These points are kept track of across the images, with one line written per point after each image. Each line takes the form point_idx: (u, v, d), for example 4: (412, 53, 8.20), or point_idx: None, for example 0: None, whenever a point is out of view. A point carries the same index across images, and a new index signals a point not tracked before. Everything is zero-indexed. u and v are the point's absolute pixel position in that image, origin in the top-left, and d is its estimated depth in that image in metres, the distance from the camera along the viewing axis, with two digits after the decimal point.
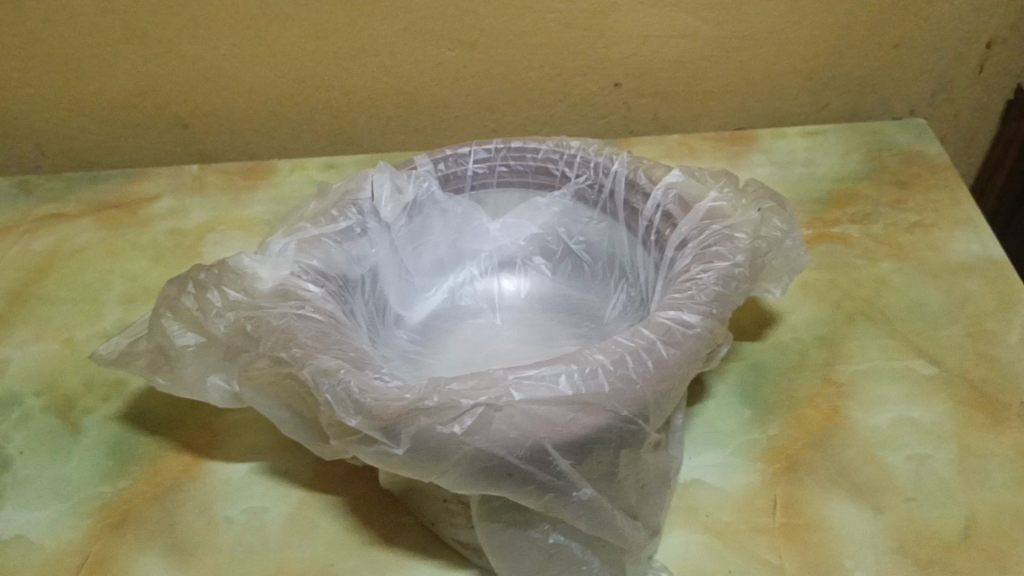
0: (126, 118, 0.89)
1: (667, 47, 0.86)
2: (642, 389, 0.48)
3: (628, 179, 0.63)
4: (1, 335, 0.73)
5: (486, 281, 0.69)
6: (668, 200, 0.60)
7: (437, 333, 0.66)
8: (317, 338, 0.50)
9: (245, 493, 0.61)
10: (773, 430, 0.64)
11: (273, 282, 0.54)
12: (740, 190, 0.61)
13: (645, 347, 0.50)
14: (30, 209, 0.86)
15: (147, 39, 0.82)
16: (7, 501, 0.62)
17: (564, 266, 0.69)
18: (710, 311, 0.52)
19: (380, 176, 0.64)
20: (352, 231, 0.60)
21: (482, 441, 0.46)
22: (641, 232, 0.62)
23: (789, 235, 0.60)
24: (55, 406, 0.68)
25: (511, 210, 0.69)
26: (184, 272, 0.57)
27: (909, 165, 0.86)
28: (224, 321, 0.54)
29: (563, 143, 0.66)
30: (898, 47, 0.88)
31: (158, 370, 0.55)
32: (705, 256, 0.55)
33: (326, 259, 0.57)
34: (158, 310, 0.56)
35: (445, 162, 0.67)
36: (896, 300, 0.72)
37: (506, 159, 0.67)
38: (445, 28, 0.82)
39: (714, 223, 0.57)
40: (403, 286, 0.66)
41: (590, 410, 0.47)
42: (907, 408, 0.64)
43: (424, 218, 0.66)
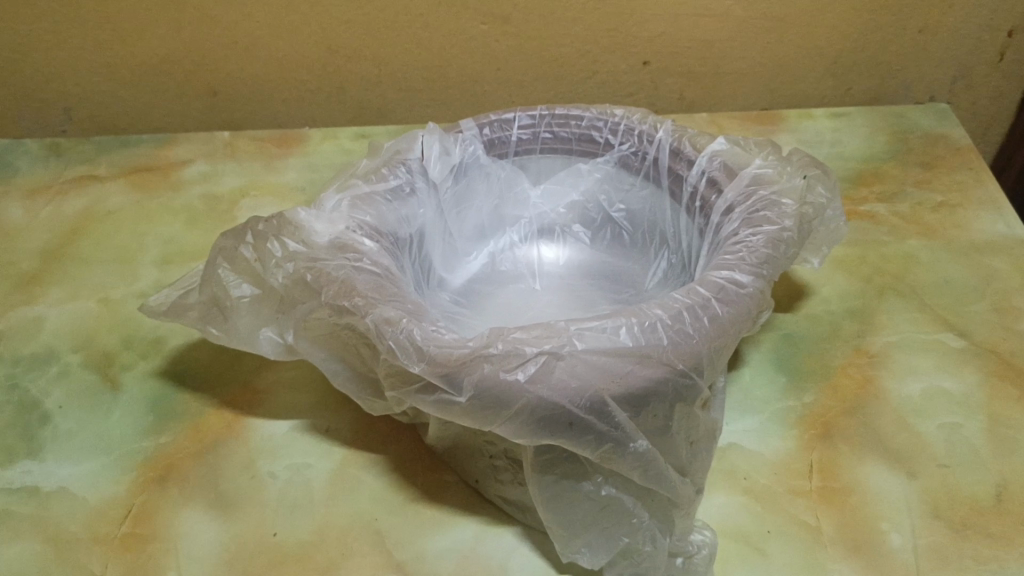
0: (157, 85, 0.89)
1: (697, 27, 0.87)
2: (698, 344, 0.49)
3: (671, 147, 0.65)
4: (37, 293, 0.73)
5: (526, 248, 0.71)
6: (713, 166, 0.62)
7: (479, 296, 0.67)
8: (376, 289, 0.51)
9: (288, 450, 0.62)
10: (808, 398, 0.65)
11: (330, 235, 0.55)
12: (784, 159, 0.62)
13: (700, 304, 0.51)
14: (60, 172, 0.86)
15: (182, 5, 0.82)
16: (47, 453, 0.62)
17: (603, 235, 0.71)
18: (760, 272, 0.53)
19: (430, 138, 0.64)
20: (402, 191, 0.61)
21: (545, 391, 0.46)
22: (685, 199, 0.63)
23: (831, 205, 0.61)
24: (93, 363, 0.68)
25: (552, 177, 0.70)
26: (242, 223, 0.57)
27: (933, 147, 0.87)
28: (282, 272, 0.54)
29: (607, 111, 0.68)
30: (923, 32, 0.89)
31: (211, 320, 0.56)
32: (753, 220, 0.56)
33: (379, 217, 0.58)
34: (214, 260, 0.56)
35: (490, 127, 0.68)
36: (924, 276, 0.74)
37: (550, 125, 0.68)
38: (480, 1, 0.83)
39: (761, 190, 0.58)
40: (446, 249, 0.67)
41: (648, 362, 0.48)
42: (938, 378, 0.65)
43: (469, 182, 0.67)
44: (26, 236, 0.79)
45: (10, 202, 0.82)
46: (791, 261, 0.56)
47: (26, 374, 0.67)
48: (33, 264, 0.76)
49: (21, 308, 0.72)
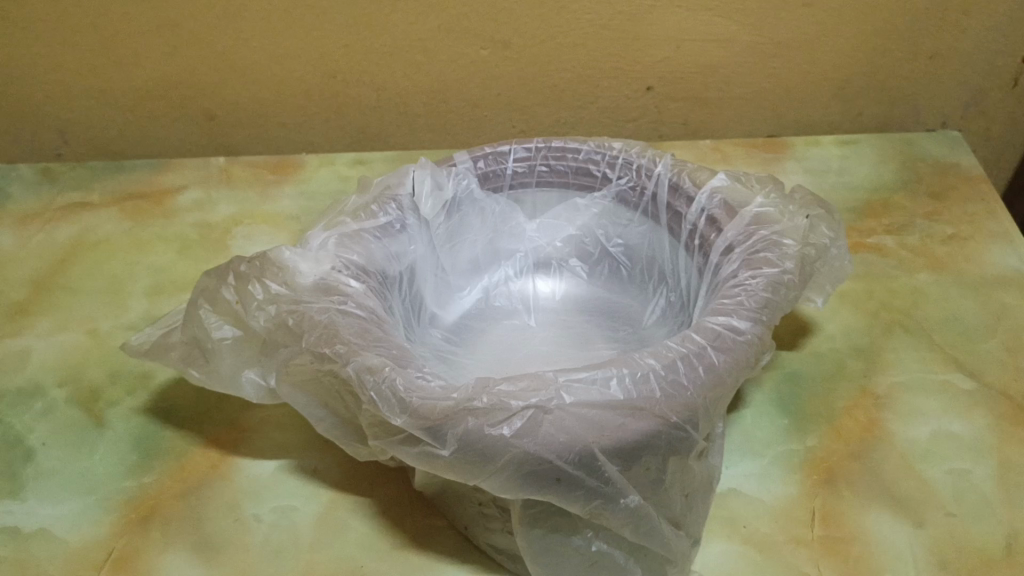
0: (153, 109, 0.88)
1: (701, 52, 0.85)
2: (693, 396, 0.47)
3: (671, 183, 0.63)
4: (24, 324, 0.72)
5: (521, 282, 0.69)
6: (713, 204, 0.60)
7: (472, 333, 0.65)
8: (360, 334, 0.49)
9: (273, 492, 0.60)
10: (811, 441, 0.62)
11: (315, 276, 0.54)
12: (787, 196, 0.60)
13: (696, 352, 0.49)
14: (53, 198, 0.85)
15: (178, 29, 0.81)
16: (29, 493, 0.60)
17: (600, 269, 0.69)
18: (760, 317, 0.51)
19: (421, 172, 0.64)
20: (392, 227, 0.60)
21: (531, 445, 0.45)
22: (684, 236, 0.62)
23: (835, 244, 0.59)
24: (79, 398, 0.66)
25: (549, 211, 0.69)
26: (224, 263, 0.56)
27: (943, 176, 0.85)
28: (265, 315, 0.53)
29: (605, 144, 0.67)
30: (934, 58, 0.87)
31: (192, 362, 0.54)
32: (753, 262, 0.54)
33: (367, 255, 0.57)
34: (196, 300, 0.55)
35: (485, 160, 0.67)
36: (933, 312, 0.71)
37: (547, 158, 0.67)
38: (479, 26, 0.81)
39: (761, 229, 0.56)
40: (438, 284, 0.66)
41: (640, 415, 0.46)
42: (946, 421, 0.63)
43: (463, 217, 0.66)
44: (16, 264, 0.77)
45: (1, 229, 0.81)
46: (793, 304, 0.54)
47: (11, 409, 0.66)
48: (22, 294, 0.75)
49: (9, 340, 0.71)
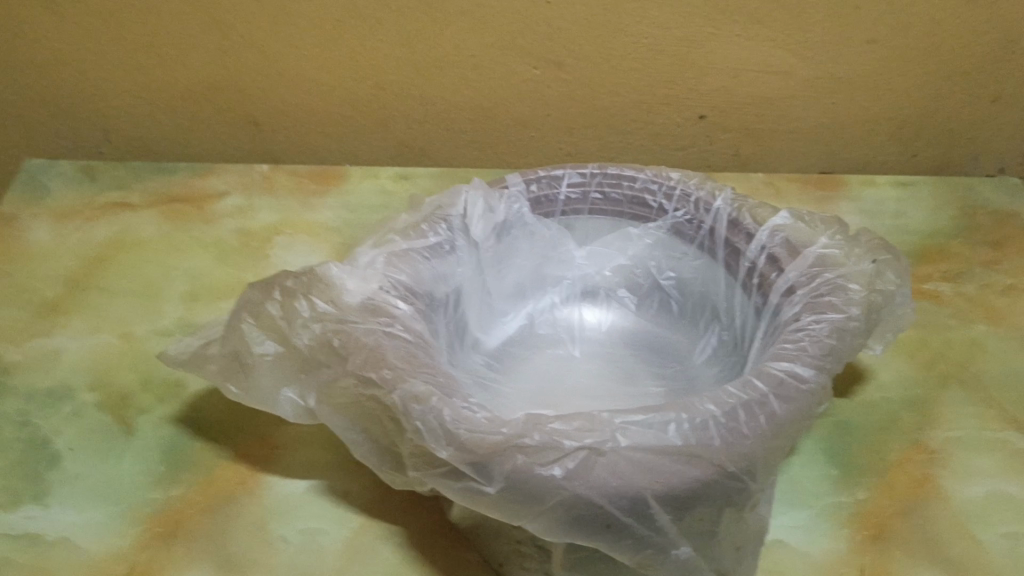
0: (198, 111, 0.87)
1: (759, 83, 0.83)
2: (753, 445, 0.45)
3: (730, 218, 0.62)
4: (57, 323, 0.71)
5: (566, 310, 0.69)
6: (774, 242, 0.58)
7: (514, 359, 0.64)
8: (406, 359, 0.48)
9: (302, 513, 0.58)
10: (861, 494, 0.60)
11: (362, 296, 0.52)
12: (853, 238, 0.59)
13: (757, 400, 0.46)
14: (93, 196, 0.84)
15: (229, 32, 0.80)
16: (52, 499, 0.59)
17: (648, 302, 0.68)
18: (823, 366, 0.49)
19: (474, 194, 0.62)
20: (441, 248, 0.59)
21: (582, 488, 0.43)
22: (742, 274, 0.60)
23: (900, 290, 0.57)
24: (108, 403, 0.65)
25: (600, 239, 0.68)
26: (271, 278, 0.55)
27: (1003, 225, 0.83)
28: (308, 333, 0.51)
29: (662, 174, 0.66)
30: (997, 101, 0.85)
31: (230, 376, 0.53)
32: (817, 306, 0.52)
33: (415, 276, 0.56)
34: (239, 313, 0.54)
35: (538, 184, 0.66)
36: (991, 366, 0.69)
37: (601, 185, 0.66)
38: (534, 45, 0.80)
39: (826, 272, 0.55)
40: (482, 308, 0.65)
41: (697, 463, 0.44)
42: (1003, 482, 0.60)
43: (512, 240, 0.65)
44: (52, 262, 0.76)
45: (39, 224, 0.80)
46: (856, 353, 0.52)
47: (39, 411, 0.64)
48: (56, 292, 0.74)
49: (40, 339, 0.69)
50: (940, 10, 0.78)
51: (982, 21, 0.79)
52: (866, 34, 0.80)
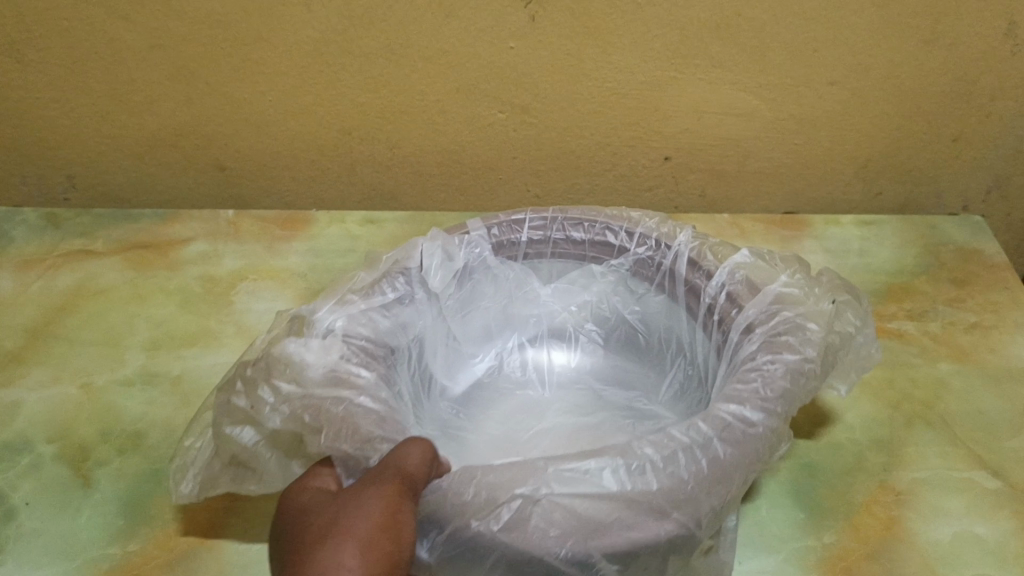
0: (164, 157, 0.87)
1: (723, 125, 0.84)
2: (695, 490, 0.45)
3: (689, 258, 0.62)
4: (17, 374, 0.70)
5: (537, 350, 0.70)
6: (734, 281, 0.59)
7: (482, 402, 0.66)
8: (376, 425, 0.49)
9: (263, 567, 0.57)
10: (828, 537, 0.59)
11: (324, 367, 0.53)
12: (813, 278, 0.59)
13: (701, 443, 0.46)
14: (57, 243, 0.84)
15: (194, 79, 0.80)
16: (7, 557, 0.58)
17: (615, 338, 0.69)
18: (774, 409, 0.49)
19: (431, 245, 0.63)
20: (400, 301, 0.61)
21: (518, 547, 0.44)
22: (703, 313, 0.61)
23: (861, 332, 0.58)
24: (67, 455, 0.64)
25: (564, 277, 0.68)
26: (233, 374, 0.55)
27: (966, 262, 0.84)
28: (279, 416, 0.52)
29: (622, 215, 0.66)
30: (957, 140, 0.86)
31: (244, 478, 0.55)
32: (774, 346, 0.52)
33: (373, 328, 0.58)
34: (216, 421, 0.54)
35: (500, 227, 0.66)
36: (957, 405, 0.69)
37: (563, 228, 0.67)
38: (499, 90, 0.80)
39: (784, 310, 0.55)
40: (451, 354, 0.67)
41: (648, 512, 0.44)
42: (969, 522, 0.60)
43: (474, 284, 0.66)
44: (13, 312, 0.76)
45: (1, 273, 0.80)
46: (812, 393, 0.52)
47: None
48: (16, 342, 0.73)
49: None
50: (900, 53, 0.79)
51: (942, 63, 0.80)
52: (828, 76, 0.80)
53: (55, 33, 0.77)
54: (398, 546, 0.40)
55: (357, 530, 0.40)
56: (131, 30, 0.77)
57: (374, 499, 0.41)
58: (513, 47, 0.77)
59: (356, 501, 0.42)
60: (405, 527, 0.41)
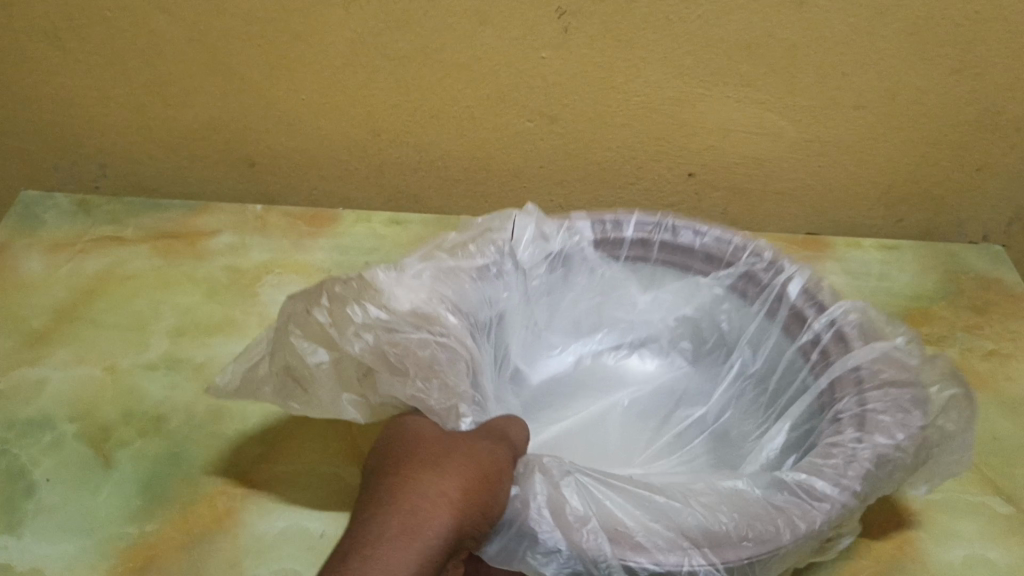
0: (196, 150, 0.88)
1: (749, 144, 0.85)
2: (745, 547, 0.48)
3: (805, 287, 0.67)
4: (43, 354, 0.71)
5: (618, 360, 0.77)
6: (847, 321, 0.63)
7: (552, 400, 0.73)
8: (452, 366, 0.56)
9: (278, 552, 0.58)
10: (840, 553, 0.60)
11: (410, 306, 0.61)
12: (929, 361, 0.62)
13: (788, 515, 0.49)
14: (87, 229, 0.85)
15: (231, 75, 0.82)
16: (26, 530, 0.58)
17: (703, 357, 0.75)
18: (853, 489, 0.51)
19: (525, 221, 0.71)
20: (488, 271, 0.67)
21: (534, 556, 0.48)
22: (804, 341, 0.65)
23: (964, 434, 0.57)
24: (89, 434, 0.65)
25: (670, 288, 0.74)
26: (318, 287, 0.60)
27: (986, 290, 0.84)
28: (360, 342, 0.56)
29: (725, 231, 0.72)
30: (981, 169, 0.87)
31: (290, 395, 0.56)
32: (869, 424, 0.55)
33: (459, 292, 0.64)
34: (287, 327, 0.58)
35: (604, 225, 0.73)
36: (972, 430, 0.69)
37: (665, 234, 0.72)
38: (528, 99, 0.82)
39: (892, 390, 0.57)
40: (530, 341, 0.74)
41: (674, 532, 0.48)
42: (981, 546, 0.61)
43: (567, 270, 0.73)
44: (41, 293, 0.77)
45: (31, 255, 0.81)
46: (894, 481, 0.54)
47: (18, 440, 0.64)
48: (43, 322, 0.74)
49: (24, 368, 0.70)
50: (928, 80, 0.79)
51: (969, 93, 0.80)
52: (854, 100, 0.81)
53: (98, 22, 0.78)
54: (490, 502, 0.46)
55: (455, 486, 0.45)
56: (173, 25, 0.78)
57: (462, 469, 0.46)
58: (546, 57, 0.78)
59: (454, 459, 0.47)
60: (501, 486, 0.48)
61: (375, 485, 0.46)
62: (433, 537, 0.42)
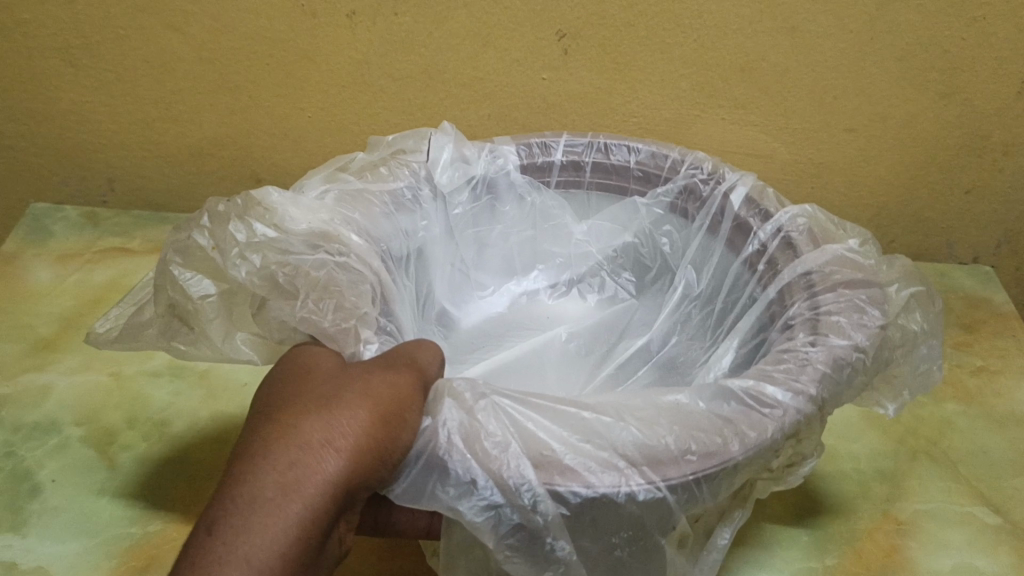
0: (203, 166, 0.90)
1: (743, 165, 0.87)
2: (681, 464, 0.44)
3: (748, 196, 0.67)
4: (50, 360, 0.73)
5: (555, 301, 0.79)
6: (795, 227, 0.63)
7: (486, 335, 0.76)
8: (353, 287, 0.53)
9: None
10: (831, 559, 0.61)
11: (308, 225, 0.56)
12: (886, 258, 0.61)
13: (729, 422, 0.46)
14: (94, 241, 0.87)
15: (239, 93, 0.84)
16: (31, 529, 0.59)
17: (648, 287, 0.77)
18: (808, 394, 0.48)
19: (443, 141, 0.69)
20: (404, 199, 0.65)
21: (444, 491, 0.42)
22: (748, 253, 0.64)
23: (927, 340, 0.57)
24: (93, 438, 0.66)
25: (606, 213, 0.74)
26: (193, 215, 0.55)
27: (974, 310, 0.86)
28: (246, 266, 0.53)
29: (661, 150, 0.72)
30: (969, 193, 0.89)
31: (175, 335, 0.52)
32: (821, 330, 0.52)
33: (367, 211, 0.61)
34: (165, 258, 0.53)
35: (533, 150, 0.73)
36: (961, 444, 0.71)
37: (595, 158, 0.73)
38: (528, 119, 0.84)
39: (845, 292, 0.55)
40: (457, 281, 0.75)
41: (607, 452, 0.44)
42: (970, 555, 0.62)
43: (494, 198, 0.72)
44: (50, 302, 0.79)
45: (40, 265, 0.83)
46: (854, 385, 0.52)
47: (24, 443, 0.65)
48: (51, 330, 0.75)
49: (31, 373, 0.71)
50: (917, 105, 0.82)
51: (957, 118, 0.83)
52: (845, 123, 0.83)
53: (111, 39, 0.80)
54: (390, 447, 0.41)
55: (345, 431, 0.40)
56: (183, 43, 0.80)
57: (369, 402, 0.41)
58: (546, 78, 0.80)
59: (351, 394, 0.42)
60: (408, 423, 0.42)
61: (254, 430, 0.41)
62: (315, 495, 0.37)
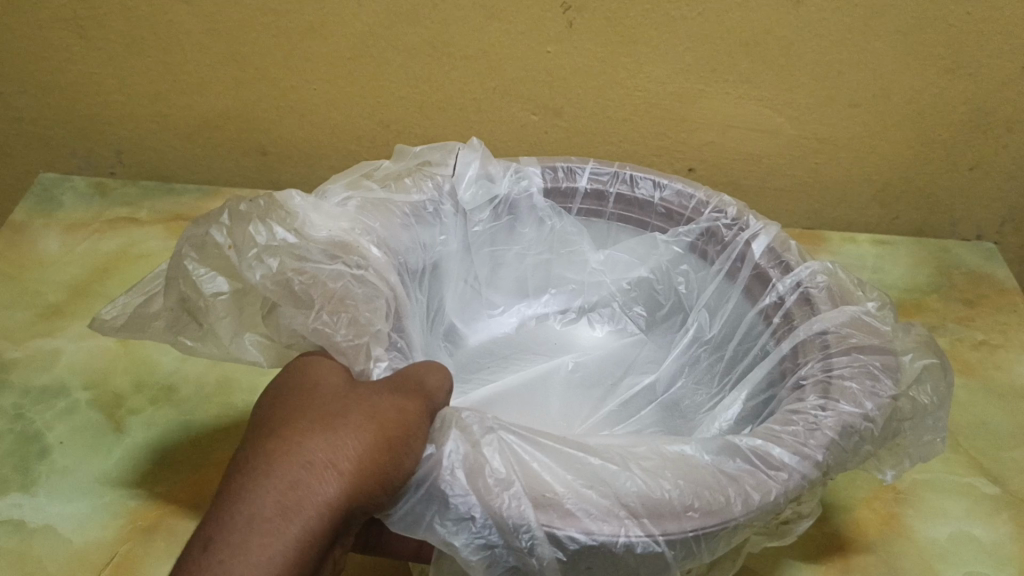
0: (209, 137, 0.91)
1: (747, 140, 0.87)
2: (683, 521, 0.44)
3: (769, 246, 0.67)
4: (59, 326, 0.74)
5: (567, 329, 0.80)
6: (814, 283, 0.63)
7: (489, 356, 0.76)
8: (370, 304, 0.53)
9: None
10: (828, 527, 0.61)
11: (327, 232, 0.57)
12: (903, 327, 0.61)
13: (736, 481, 0.46)
14: (104, 212, 0.88)
15: (246, 65, 0.84)
16: (40, 488, 0.60)
17: (658, 324, 0.77)
18: (814, 459, 0.48)
19: (470, 157, 0.69)
20: (426, 211, 0.66)
21: (443, 524, 0.44)
22: (766, 305, 0.65)
23: (936, 412, 0.55)
24: (101, 402, 0.67)
25: (624, 245, 0.74)
26: (216, 210, 0.56)
27: (977, 286, 0.86)
28: (263, 269, 0.53)
29: (686, 191, 0.72)
30: (974, 169, 0.89)
31: (182, 329, 0.54)
32: (833, 394, 0.52)
33: (389, 225, 0.62)
34: (181, 250, 0.55)
35: (556, 173, 0.73)
36: (962, 415, 0.71)
37: (619, 185, 0.73)
38: (534, 93, 0.84)
39: (860, 356, 0.55)
40: (469, 296, 0.76)
41: (610, 500, 0.44)
42: (968, 524, 0.62)
43: (513, 219, 0.73)
44: (59, 271, 0.80)
45: (50, 234, 0.84)
46: (860, 453, 0.51)
47: (34, 406, 0.66)
48: (59, 298, 0.77)
49: (41, 339, 0.72)
50: (923, 79, 0.82)
51: (963, 94, 0.82)
52: (849, 99, 0.83)
53: (118, 12, 0.81)
54: (394, 472, 0.42)
55: (348, 454, 0.41)
56: (190, 15, 0.80)
57: (375, 430, 0.43)
58: (551, 51, 0.81)
59: (351, 419, 0.43)
60: (411, 449, 0.43)
61: (257, 446, 0.42)
62: (315, 521, 0.39)
